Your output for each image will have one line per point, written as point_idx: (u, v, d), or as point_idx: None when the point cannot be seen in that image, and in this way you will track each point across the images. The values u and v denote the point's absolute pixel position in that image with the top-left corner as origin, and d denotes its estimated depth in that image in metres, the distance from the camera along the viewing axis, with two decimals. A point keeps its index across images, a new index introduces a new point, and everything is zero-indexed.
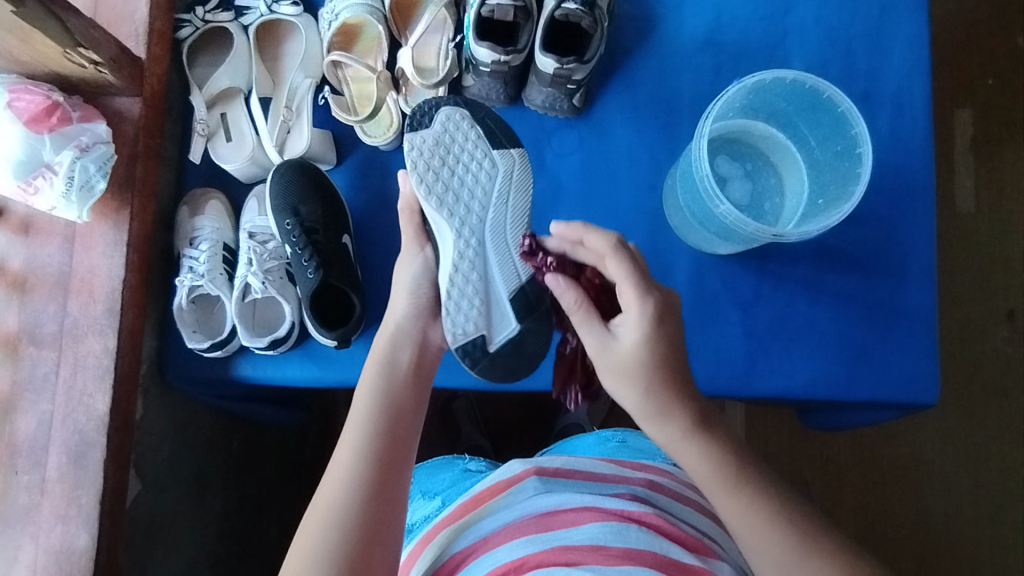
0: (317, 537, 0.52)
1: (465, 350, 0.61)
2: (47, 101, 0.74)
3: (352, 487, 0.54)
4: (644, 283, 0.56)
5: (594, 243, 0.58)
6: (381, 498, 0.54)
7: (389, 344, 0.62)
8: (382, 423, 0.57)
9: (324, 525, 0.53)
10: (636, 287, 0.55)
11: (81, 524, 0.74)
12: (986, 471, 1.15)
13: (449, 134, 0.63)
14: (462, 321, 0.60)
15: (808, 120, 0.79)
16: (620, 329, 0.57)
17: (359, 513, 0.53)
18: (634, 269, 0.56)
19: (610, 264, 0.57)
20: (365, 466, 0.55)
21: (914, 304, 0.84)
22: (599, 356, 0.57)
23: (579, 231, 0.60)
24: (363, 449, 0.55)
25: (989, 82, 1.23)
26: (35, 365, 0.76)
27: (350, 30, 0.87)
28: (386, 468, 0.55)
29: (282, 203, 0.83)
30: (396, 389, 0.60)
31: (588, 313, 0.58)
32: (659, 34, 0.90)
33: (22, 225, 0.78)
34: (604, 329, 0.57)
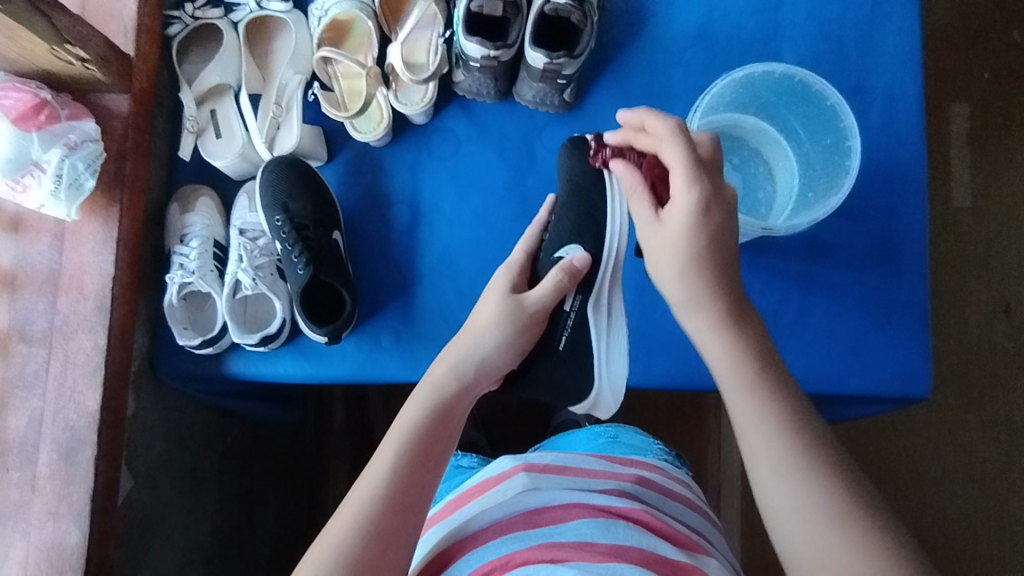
0: (322, 560, 0.51)
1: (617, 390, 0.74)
2: (35, 99, 0.74)
3: (367, 522, 0.53)
4: (692, 167, 0.58)
5: (654, 125, 0.63)
6: (391, 539, 0.53)
7: (437, 390, 0.62)
8: (410, 463, 0.56)
9: (330, 550, 0.51)
10: (682, 167, 0.59)
11: (71, 521, 0.74)
12: (983, 464, 1.14)
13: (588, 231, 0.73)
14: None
15: (798, 113, 0.79)
16: (666, 214, 0.61)
17: (364, 555, 0.51)
18: (688, 157, 0.59)
19: (667, 147, 0.60)
20: (382, 509, 0.54)
21: (907, 298, 0.83)
22: (649, 235, 0.62)
23: (640, 114, 0.65)
24: (386, 487, 0.55)
25: (985, 77, 1.23)
26: (25, 362, 0.76)
27: (340, 26, 0.87)
28: (403, 510, 0.54)
29: (271, 200, 0.83)
30: (434, 434, 0.59)
31: (640, 194, 0.63)
32: (650, 30, 0.90)
33: (11, 223, 0.78)
34: (650, 210, 0.62)
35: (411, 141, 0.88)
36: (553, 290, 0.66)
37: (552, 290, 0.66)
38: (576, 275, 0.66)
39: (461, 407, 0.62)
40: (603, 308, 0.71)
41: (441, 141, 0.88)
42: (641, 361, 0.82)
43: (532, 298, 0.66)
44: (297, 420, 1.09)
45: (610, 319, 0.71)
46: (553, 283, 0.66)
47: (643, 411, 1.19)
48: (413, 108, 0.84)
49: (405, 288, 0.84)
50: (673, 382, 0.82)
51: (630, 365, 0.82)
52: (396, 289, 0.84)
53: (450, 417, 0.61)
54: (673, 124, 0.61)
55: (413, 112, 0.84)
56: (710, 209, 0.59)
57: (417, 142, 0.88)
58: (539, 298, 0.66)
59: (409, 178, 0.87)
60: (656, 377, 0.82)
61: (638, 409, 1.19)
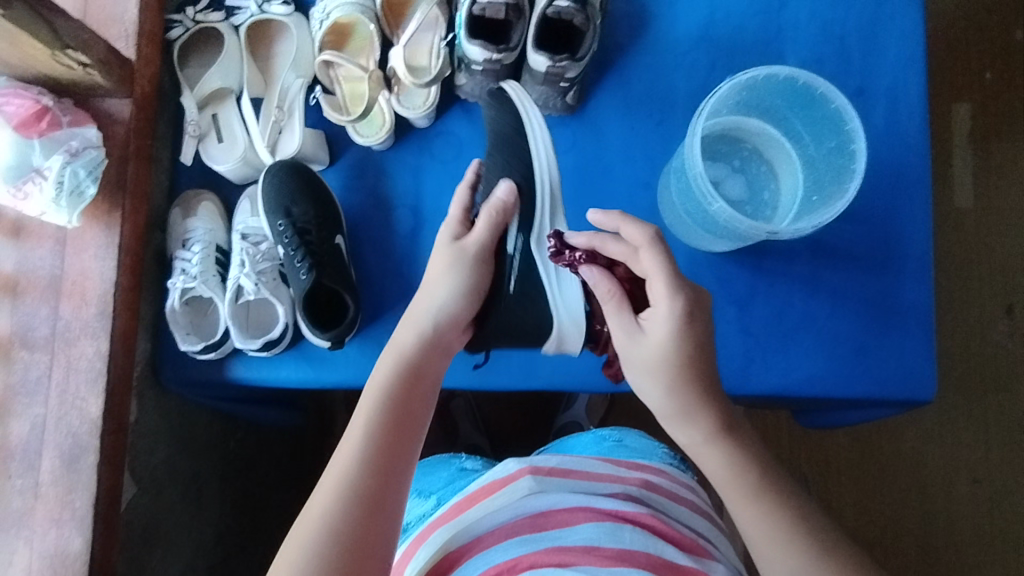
0: (309, 532, 0.50)
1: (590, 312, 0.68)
2: (37, 106, 0.74)
3: (347, 487, 0.52)
4: (675, 278, 0.57)
5: (632, 233, 0.60)
6: (374, 500, 0.52)
7: (405, 352, 0.61)
8: (379, 426, 0.56)
9: (314, 522, 0.51)
10: (665, 277, 0.57)
11: (74, 528, 0.73)
12: (986, 463, 1.15)
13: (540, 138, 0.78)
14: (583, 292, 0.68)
15: (803, 116, 0.78)
16: (646, 322, 0.59)
17: (351, 519, 0.51)
18: (670, 263, 0.57)
19: (647, 255, 0.58)
20: (361, 472, 0.53)
21: (912, 300, 0.83)
22: (627, 343, 0.60)
23: (616, 220, 0.61)
24: (361, 453, 0.54)
25: (986, 76, 1.22)
26: (27, 368, 0.76)
27: (341, 29, 0.87)
28: (384, 471, 0.54)
29: (274, 204, 0.83)
30: (403, 394, 0.59)
31: (615, 298, 0.60)
32: (652, 32, 0.89)
33: (13, 229, 0.78)
34: (633, 321, 0.59)
35: (414, 144, 0.87)
36: (485, 232, 0.66)
37: (489, 228, 0.66)
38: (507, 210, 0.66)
39: (422, 356, 0.61)
40: (545, 242, 0.69)
41: (444, 144, 0.87)
42: None
43: (471, 240, 0.66)
44: (299, 423, 1.09)
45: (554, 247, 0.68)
46: (486, 221, 0.66)
47: (645, 412, 1.19)
48: (416, 111, 0.84)
49: (409, 293, 0.84)
50: None
51: None
52: (400, 293, 0.84)
53: (423, 380, 0.60)
54: (653, 233, 0.59)
55: (416, 116, 0.84)
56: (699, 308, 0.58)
57: (420, 146, 0.87)
58: (480, 240, 0.66)
59: (412, 182, 0.87)
60: None
61: (641, 409, 1.19)
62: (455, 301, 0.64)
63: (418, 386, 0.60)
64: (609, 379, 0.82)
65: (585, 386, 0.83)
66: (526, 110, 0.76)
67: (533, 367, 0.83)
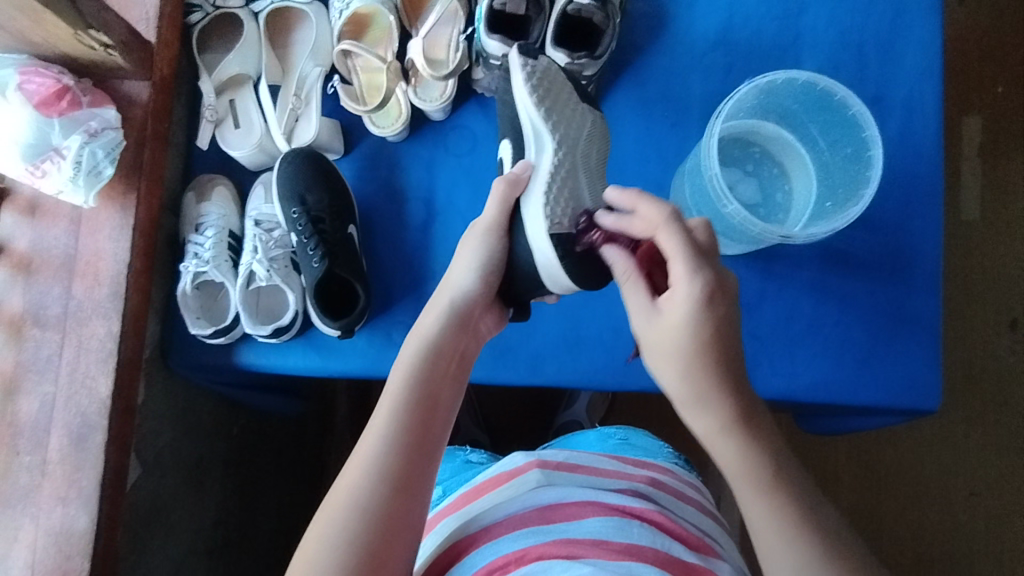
0: (342, 514, 0.51)
1: (560, 239, 0.57)
2: (58, 85, 0.74)
3: (379, 470, 0.53)
4: (693, 257, 0.54)
5: (648, 213, 0.56)
6: (406, 486, 0.53)
7: (431, 335, 0.60)
8: (410, 409, 0.56)
9: (346, 503, 0.52)
10: (685, 258, 0.54)
11: (80, 506, 0.74)
12: (983, 477, 1.15)
13: (551, 70, 0.63)
14: (556, 212, 0.58)
15: (818, 121, 0.79)
16: (665, 304, 0.56)
17: (384, 504, 0.52)
18: (689, 248, 0.54)
19: (663, 235, 0.55)
20: (392, 455, 0.53)
21: (920, 310, 0.83)
22: (644, 326, 0.57)
23: (634, 199, 0.57)
24: (392, 435, 0.54)
25: (998, 89, 1.23)
26: (38, 346, 0.76)
27: (361, 20, 0.87)
28: (415, 455, 0.54)
29: (289, 192, 0.83)
30: (436, 377, 0.58)
31: (636, 283, 0.57)
32: (671, 32, 0.90)
33: (29, 207, 0.78)
34: (649, 303, 0.57)
35: (429, 137, 0.87)
36: (496, 203, 0.60)
37: (497, 203, 0.60)
38: (520, 182, 0.59)
39: (453, 340, 0.60)
40: (541, 175, 0.59)
41: (459, 138, 0.87)
42: None
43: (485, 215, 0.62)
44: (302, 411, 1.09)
45: (543, 175, 0.59)
46: (497, 197, 0.60)
47: (646, 413, 1.19)
48: (432, 104, 0.84)
49: (418, 286, 0.84)
50: None
51: (639, 368, 0.82)
52: (410, 286, 0.84)
53: (451, 364, 0.60)
54: (668, 213, 0.55)
55: (433, 109, 0.84)
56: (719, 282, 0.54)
57: (435, 139, 0.87)
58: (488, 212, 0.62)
59: (425, 174, 0.87)
60: None
61: (641, 411, 1.19)
62: (474, 279, 0.61)
63: (446, 368, 0.59)
64: (616, 377, 0.83)
65: (591, 382, 0.83)
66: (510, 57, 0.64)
67: (539, 363, 0.83)
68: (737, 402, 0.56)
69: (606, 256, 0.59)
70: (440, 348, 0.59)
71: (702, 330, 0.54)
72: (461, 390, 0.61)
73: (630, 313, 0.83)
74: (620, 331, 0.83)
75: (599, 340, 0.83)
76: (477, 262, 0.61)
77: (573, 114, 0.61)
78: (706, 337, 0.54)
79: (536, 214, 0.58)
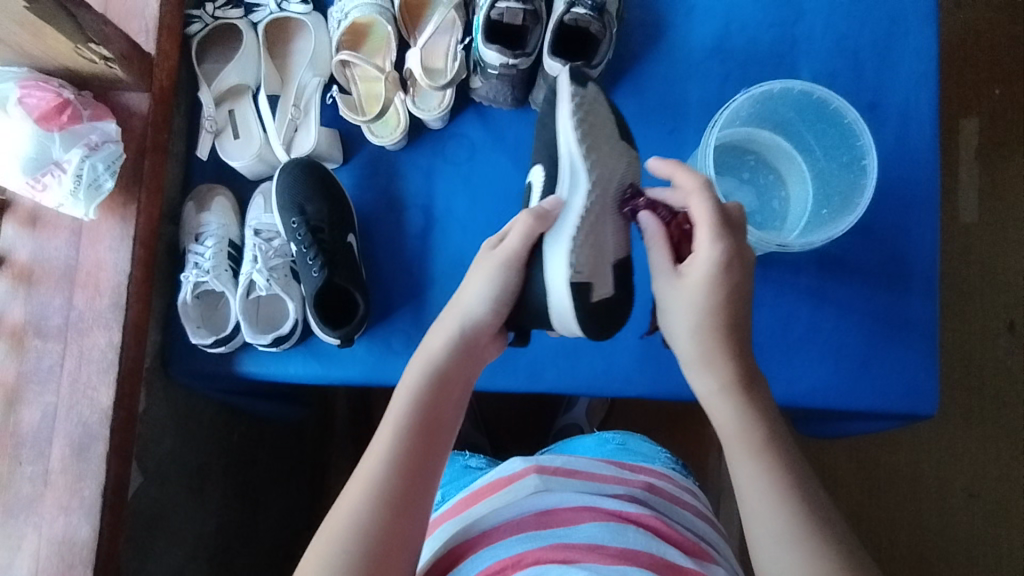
0: (341, 534, 0.52)
1: (580, 288, 0.53)
2: (58, 99, 0.75)
3: (378, 492, 0.54)
4: (719, 228, 0.54)
5: (685, 181, 0.57)
6: (404, 507, 0.54)
7: (438, 358, 0.59)
8: (411, 430, 0.56)
9: (346, 523, 0.53)
10: (710, 228, 0.54)
11: (83, 516, 0.74)
12: (981, 479, 1.15)
13: (595, 101, 0.59)
14: (581, 259, 0.53)
15: (814, 130, 0.79)
16: (688, 269, 0.56)
17: (381, 525, 0.53)
18: (718, 215, 0.54)
19: (695, 200, 0.56)
20: (392, 477, 0.54)
21: (916, 316, 0.84)
22: (664, 287, 0.57)
23: (673, 168, 0.59)
24: (393, 456, 0.55)
25: (995, 92, 1.23)
26: (40, 357, 0.77)
27: (359, 29, 0.87)
28: (414, 476, 0.55)
29: (288, 202, 0.84)
30: (440, 398, 0.59)
31: (661, 247, 0.57)
32: (667, 40, 0.90)
33: (30, 218, 0.79)
34: (671, 266, 0.57)
35: (428, 145, 0.88)
36: (518, 237, 0.55)
37: (520, 236, 0.55)
38: (548, 219, 0.54)
39: (459, 363, 0.60)
40: (571, 216, 0.54)
41: (457, 146, 0.88)
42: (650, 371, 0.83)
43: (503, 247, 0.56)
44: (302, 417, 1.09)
45: (574, 218, 0.54)
46: (521, 229, 0.55)
47: (646, 417, 1.19)
48: (429, 113, 0.84)
49: (417, 294, 0.85)
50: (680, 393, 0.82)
51: (637, 375, 0.83)
52: (409, 294, 0.85)
53: (455, 388, 0.60)
54: (703, 184, 0.56)
55: (429, 118, 0.85)
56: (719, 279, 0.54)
57: (434, 147, 0.88)
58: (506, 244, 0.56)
59: (424, 182, 0.87)
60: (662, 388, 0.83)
61: (641, 416, 1.19)
62: (470, 293, 0.61)
63: (448, 393, 0.59)
64: (614, 384, 0.83)
65: (590, 389, 0.84)
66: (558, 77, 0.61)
67: (538, 370, 0.84)
68: (738, 411, 0.56)
69: (615, 305, 0.57)
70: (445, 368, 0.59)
71: None
72: (463, 408, 0.61)
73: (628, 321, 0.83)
74: (618, 338, 0.84)
75: (597, 347, 0.84)
76: (474, 277, 0.61)
77: (614, 155, 0.56)
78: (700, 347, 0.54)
79: (560, 257, 0.53)
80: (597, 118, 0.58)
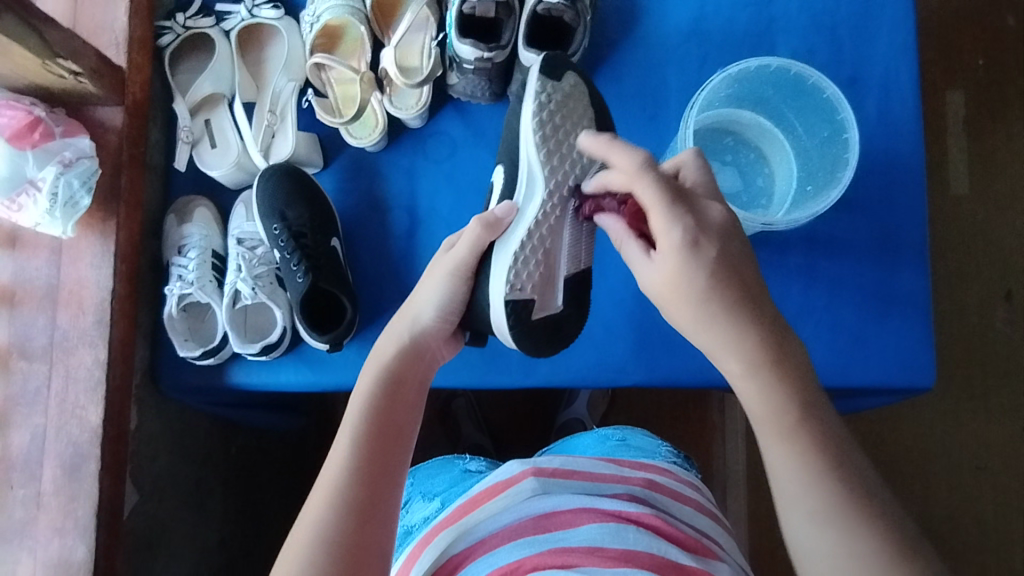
0: (305, 545, 0.51)
1: (515, 307, 0.60)
2: (29, 117, 0.74)
3: (340, 500, 0.52)
4: (673, 206, 0.53)
5: (622, 160, 0.56)
6: (368, 512, 0.53)
7: (388, 359, 0.60)
8: (368, 437, 0.56)
9: (309, 535, 0.51)
10: (661, 210, 0.53)
11: (78, 536, 0.74)
12: (986, 450, 1.15)
13: (569, 97, 0.64)
14: (522, 278, 0.59)
15: (795, 106, 0.79)
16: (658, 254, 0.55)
17: (345, 532, 0.51)
18: (663, 190, 0.53)
19: (640, 184, 0.54)
20: (354, 483, 0.53)
21: (908, 288, 0.83)
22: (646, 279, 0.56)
23: (605, 146, 0.58)
24: (354, 462, 0.54)
25: (979, 63, 1.22)
26: (26, 378, 0.76)
27: (332, 32, 0.87)
28: (374, 481, 0.54)
29: (270, 209, 0.83)
30: (396, 403, 0.58)
31: (629, 241, 0.57)
32: (643, 26, 0.89)
33: (9, 239, 0.78)
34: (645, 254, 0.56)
35: (407, 145, 0.87)
36: (468, 244, 0.60)
37: (469, 244, 0.60)
38: (498, 226, 0.60)
39: (409, 364, 0.60)
40: (517, 237, 0.60)
41: (437, 144, 0.87)
42: (644, 360, 0.82)
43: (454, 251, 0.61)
44: (300, 427, 1.09)
45: (518, 237, 0.60)
46: (470, 239, 0.60)
47: (646, 408, 1.18)
48: (408, 112, 0.83)
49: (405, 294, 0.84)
50: (676, 380, 0.81)
51: (632, 364, 0.82)
52: (397, 295, 0.84)
53: (410, 389, 0.60)
54: (640, 158, 0.54)
55: (408, 116, 0.84)
56: (700, 246, 0.52)
57: (413, 147, 0.87)
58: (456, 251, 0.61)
59: (407, 182, 0.86)
60: (658, 376, 0.82)
61: (641, 407, 1.18)
62: (448, 292, 0.61)
63: (405, 393, 0.59)
64: (609, 374, 0.82)
65: (586, 380, 0.83)
66: (529, 78, 0.64)
67: (531, 364, 0.83)
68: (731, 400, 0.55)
69: (562, 321, 0.63)
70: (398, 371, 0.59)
71: None
72: (421, 408, 0.60)
73: (616, 311, 0.83)
74: (611, 328, 0.83)
75: (589, 338, 0.83)
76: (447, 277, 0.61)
77: (575, 152, 0.63)
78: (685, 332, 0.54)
79: (501, 273, 0.59)
80: (569, 117, 0.63)
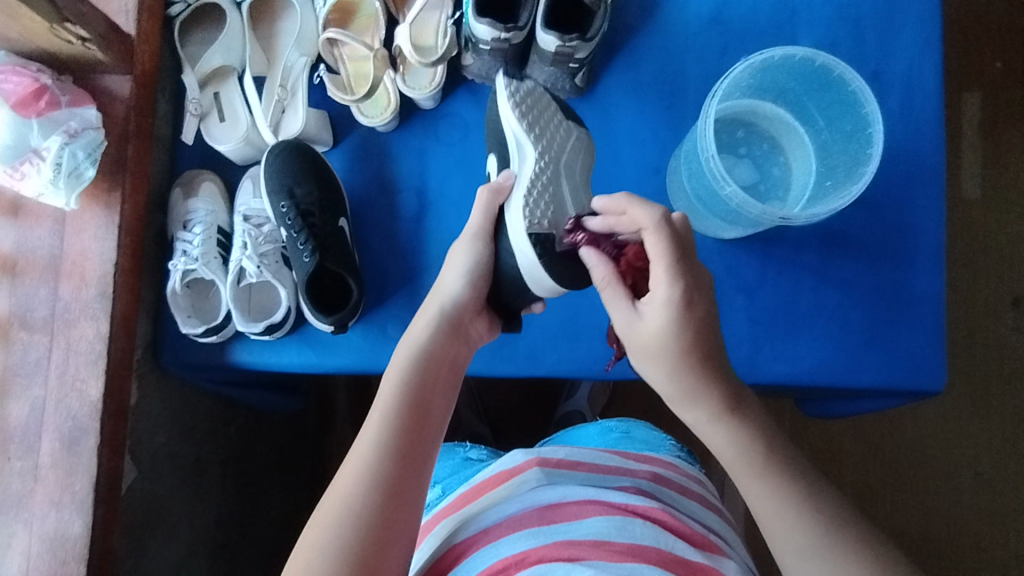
0: (338, 517, 0.50)
1: (540, 240, 0.58)
2: (35, 84, 0.73)
3: (373, 476, 0.52)
4: (676, 264, 0.53)
5: (639, 217, 0.54)
6: (399, 493, 0.52)
7: (425, 338, 0.59)
8: (402, 415, 0.55)
9: (342, 510, 0.50)
10: (667, 265, 0.52)
11: (74, 511, 0.73)
12: (984, 456, 1.14)
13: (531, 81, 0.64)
14: (538, 212, 0.58)
15: (816, 98, 0.77)
16: (645, 307, 0.54)
17: (377, 510, 0.50)
18: (673, 248, 0.53)
19: (650, 237, 0.53)
20: (386, 460, 0.52)
21: (921, 290, 0.82)
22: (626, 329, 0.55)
23: (622, 203, 0.55)
24: (386, 439, 0.53)
25: (998, 65, 1.20)
26: (26, 349, 0.75)
27: (346, 7, 0.85)
28: (409, 462, 0.53)
29: (277, 184, 0.81)
30: (430, 382, 0.58)
31: (618, 293, 0.55)
32: (663, 12, 0.88)
33: (12, 207, 0.77)
34: (630, 307, 0.55)
35: (419, 126, 0.86)
36: (479, 212, 0.62)
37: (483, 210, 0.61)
38: (503, 188, 0.61)
39: (443, 347, 0.59)
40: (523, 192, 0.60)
41: (449, 126, 0.85)
42: None
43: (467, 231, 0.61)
44: (301, 409, 1.08)
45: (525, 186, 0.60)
46: (480, 206, 0.62)
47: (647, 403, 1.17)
48: (421, 91, 0.82)
49: (412, 276, 0.83)
50: None
51: None
52: (403, 278, 0.83)
53: (446, 371, 0.59)
54: (658, 218, 0.53)
55: (421, 96, 0.82)
56: (692, 305, 0.53)
57: (425, 128, 0.86)
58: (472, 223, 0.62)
59: (417, 164, 0.85)
60: None
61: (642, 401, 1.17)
62: (459, 283, 0.61)
63: (440, 375, 0.59)
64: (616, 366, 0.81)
65: (592, 372, 0.82)
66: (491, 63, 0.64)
67: (537, 353, 0.82)
68: (729, 412, 0.55)
69: None
70: (432, 352, 0.59)
71: (674, 334, 0.53)
72: (454, 394, 0.60)
73: None
74: None
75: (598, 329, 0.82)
76: None
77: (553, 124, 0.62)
78: (690, 331, 0.53)
79: (517, 217, 0.59)
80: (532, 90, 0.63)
